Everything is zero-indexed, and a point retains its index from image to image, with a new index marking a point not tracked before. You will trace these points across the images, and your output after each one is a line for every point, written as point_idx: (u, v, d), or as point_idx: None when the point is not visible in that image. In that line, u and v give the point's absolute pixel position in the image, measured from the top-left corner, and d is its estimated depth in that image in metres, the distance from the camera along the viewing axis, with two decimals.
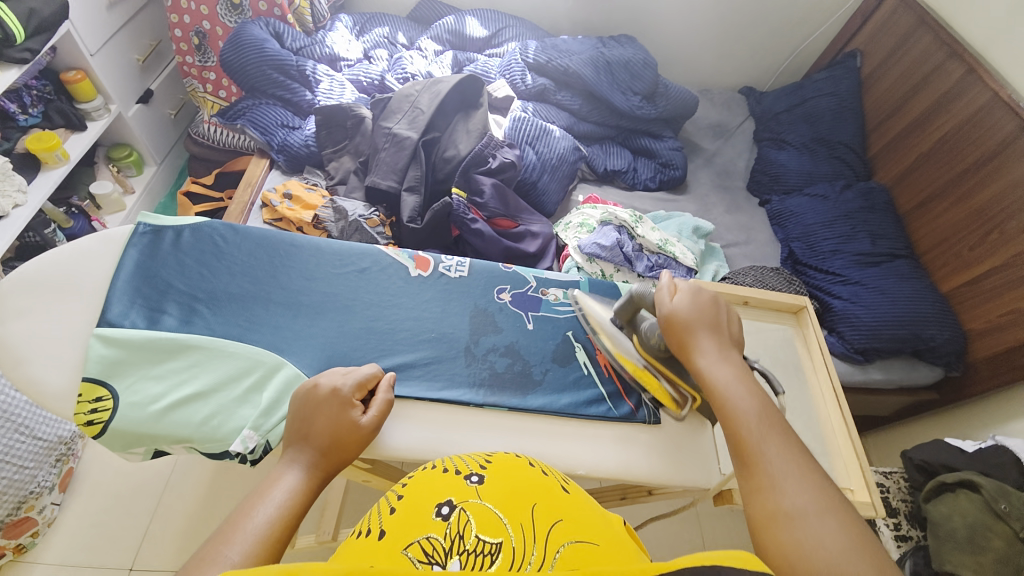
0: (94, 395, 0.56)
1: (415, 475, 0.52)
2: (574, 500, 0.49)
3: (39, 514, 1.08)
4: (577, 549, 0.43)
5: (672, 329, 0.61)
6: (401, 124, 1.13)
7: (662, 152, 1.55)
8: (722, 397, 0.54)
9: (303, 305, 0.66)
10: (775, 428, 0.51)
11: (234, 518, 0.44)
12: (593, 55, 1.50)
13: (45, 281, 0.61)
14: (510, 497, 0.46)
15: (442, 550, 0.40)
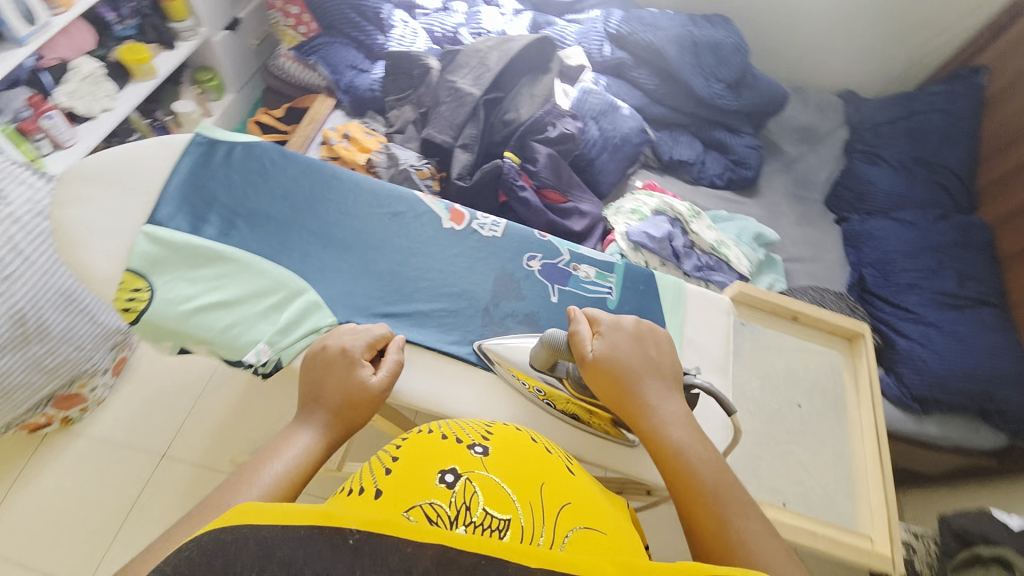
0: (133, 286, 0.59)
1: (410, 436, 0.54)
2: (577, 482, 0.51)
3: (90, 392, 1.20)
4: (585, 535, 0.44)
5: (607, 383, 0.56)
6: (466, 79, 1.11)
7: (737, 149, 1.44)
8: (675, 460, 0.52)
9: (334, 237, 0.67)
10: (735, 490, 0.49)
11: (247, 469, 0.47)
12: (681, 33, 1.40)
13: (105, 172, 0.64)
14: (516, 474, 0.47)
15: (448, 516, 0.42)
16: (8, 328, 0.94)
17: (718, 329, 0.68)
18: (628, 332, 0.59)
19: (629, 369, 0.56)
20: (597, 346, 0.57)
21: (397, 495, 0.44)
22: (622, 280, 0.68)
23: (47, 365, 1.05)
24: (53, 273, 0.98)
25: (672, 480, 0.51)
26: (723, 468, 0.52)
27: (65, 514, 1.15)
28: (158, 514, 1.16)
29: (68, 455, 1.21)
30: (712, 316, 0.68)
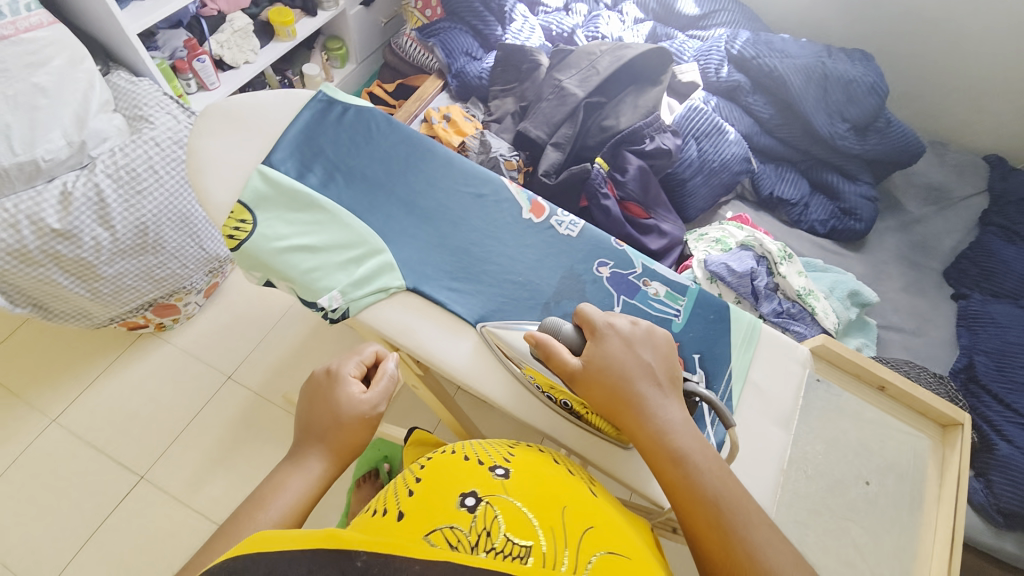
0: (240, 217, 0.65)
1: (432, 456, 0.61)
2: (597, 508, 0.56)
3: (183, 306, 1.34)
4: (607, 560, 0.48)
5: (602, 393, 0.55)
6: (572, 79, 1.11)
7: (849, 197, 1.31)
8: (676, 470, 0.52)
9: (418, 207, 0.70)
10: (738, 499, 0.49)
11: (244, 514, 0.52)
12: (811, 63, 1.30)
13: (237, 110, 0.70)
14: (536, 498, 0.53)
15: (468, 539, 0.46)
16: (131, 235, 1.06)
17: (789, 379, 0.60)
18: (622, 339, 0.57)
19: (623, 379, 0.55)
20: (590, 355, 0.57)
21: (420, 518, 0.49)
22: (692, 304, 0.62)
23: (155, 276, 1.16)
24: (176, 197, 1.10)
25: (672, 491, 0.52)
26: (725, 473, 0.52)
27: (140, 409, 1.28)
28: (215, 428, 1.28)
29: (153, 357, 1.35)
30: (781, 363, 0.60)
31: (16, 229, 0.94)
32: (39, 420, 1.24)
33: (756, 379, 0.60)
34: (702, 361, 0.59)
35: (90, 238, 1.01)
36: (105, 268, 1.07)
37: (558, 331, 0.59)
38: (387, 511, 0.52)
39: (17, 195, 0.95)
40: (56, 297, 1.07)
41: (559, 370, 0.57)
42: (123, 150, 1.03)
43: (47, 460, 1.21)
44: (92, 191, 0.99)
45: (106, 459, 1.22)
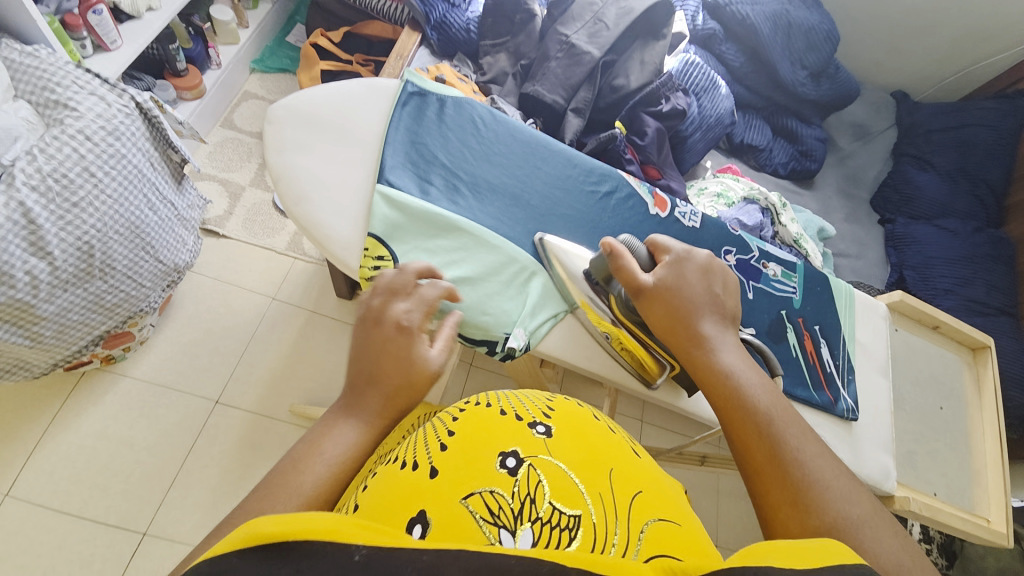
0: (378, 256, 0.63)
1: (466, 405, 0.45)
2: (648, 467, 0.41)
3: (138, 330, 1.10)
4: (661, 530, 0.35)
5: (666, 310, 0.56)
6: (580, 34, 1.04)
7: (806, 140, 1.45)
8: (726, 386, 0.50)
9: (551, 210, 0.71)
10: (794, 425, 0.46)
11: (282, 471, 0.40)
12: (776, 11, 1.37)
13: (326, 133, 0.69)
14: (589, 458, 0.38)
15: (511, 510, 0.33)
16: (73, 261, 0.82)
17: (879, 333, 0.77)
18: (694, 268, 0.59)
19: (691, 302, 0.56)
20: (661, 277, 0.58)
21: (455, 477, 0.35)
22: (805, 281, 0.75)
23: (106, 303, 0.92)
24: (123, 203, 0.87)
25: (722, 408, 0.49)
26: (778, 403, 0.48)
27: (117, 457, 1.08)
28: (217, 460, 1.12)
29: (113, 396, 1.13)
30: (872, 320, 0.77)
31: None
32: None
33: (860, 338, 0.75)
34: (822, 331, 0.73)
35: (24, 273, 0.77)
36: (46, 306, 0.82)
37: (632, 249, 0.61)
38: (416, 467, 0.37)
39: None
40: None
41: (626, 282, 0.59)
42: (43, 151, 0.78)
43: (11, 539, 0.99)
44: (17, 212, 0.75)
45: (93, 522, 1.03)
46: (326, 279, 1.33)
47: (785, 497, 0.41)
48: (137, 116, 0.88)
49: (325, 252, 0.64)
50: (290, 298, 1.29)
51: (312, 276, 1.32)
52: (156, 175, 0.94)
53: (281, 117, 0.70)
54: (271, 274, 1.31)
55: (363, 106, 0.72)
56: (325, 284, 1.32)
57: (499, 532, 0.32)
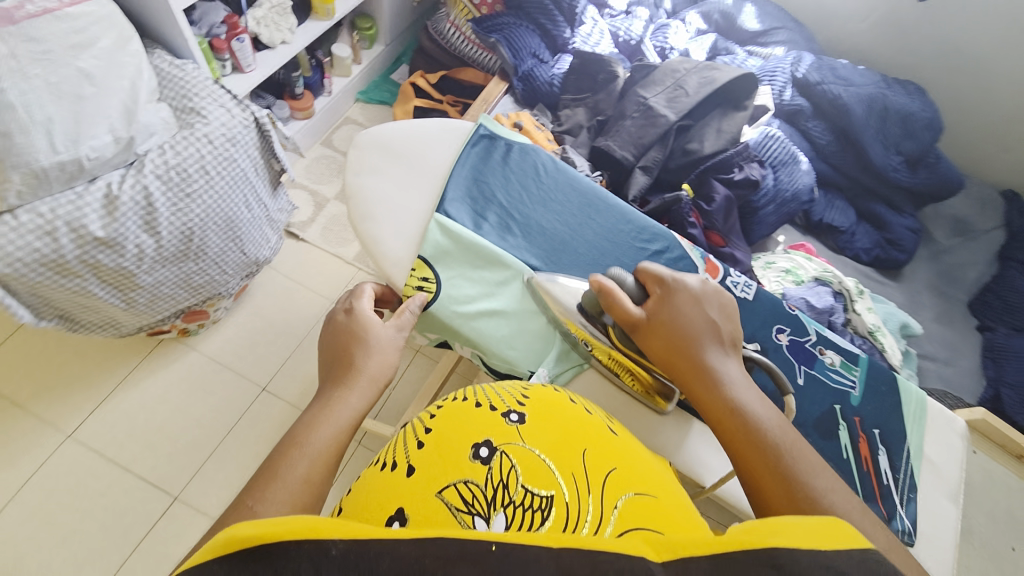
0: (422, 277, 0.68)
1: (444, 400, 0.51)
2: (622, 447, 0.47)
3: (212, 311, 1.21)
4: (636, 502, 0.41)
5: (663, 345, 0.56)
6: (659, 98, 1.07)
7: (895, 228, 1.35)
8: (737, 423, 0.51)
9: (597, 259, 0.72)
10: (807, 459, 0.47)
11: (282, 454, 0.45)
12: (872, 95, 1.33)
13: (401, 160, 0.75)
14: (557, 442, 0.44)
15: (485, 496, 0.39)
16: (175, 242, 0.94)
17: (954, 452, 0.68)
18: (686, 293, 0.59)
19: (688, 333, 0.56)
20: (653, 309, 0.58)
21: (431, 472, 0.40)
22: (866, 377, 0.69)
23: (193, 283, 1.04)
24: (225, 198, 0.99)
25: (734, 447, 0.50)
26: (790, 435, 0.50)
27: (168, 423, 1.18)
28: (252, 444, 1.18)
29: (179, 366, 1.24)
30: (947, 436, 0.68)
31: (53, 236, 0.81)
32: (51, 436, 1.12)
33: (928, 453, 0.67)
34: (882, 436, 0.66)
35: (134, 246, 0.89)
36: (145, 277, 0.94)
37: (620, 281, 0.61)
38: (395, 466, 0.43)
39: (54, 198, 0.82)
40: (87, 308, 0.94)
41: (620, 318, 0.59)
42: (172, 147, 0.92)
43: (63, 479, 1.09)
44: (140, 194, 0.88)
45: (135, 478, 1.12)
46: None
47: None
48: (252, 128, 1.01)
49: (378, 267, 0.70)
50: None
51: None
52: (257, 179, 1.06)
53: (366, 140, 0.77)
54: (336, 280, 1.41)
55: (438, 141, 0.78)
56: None
57: (473, 519, 0.37)
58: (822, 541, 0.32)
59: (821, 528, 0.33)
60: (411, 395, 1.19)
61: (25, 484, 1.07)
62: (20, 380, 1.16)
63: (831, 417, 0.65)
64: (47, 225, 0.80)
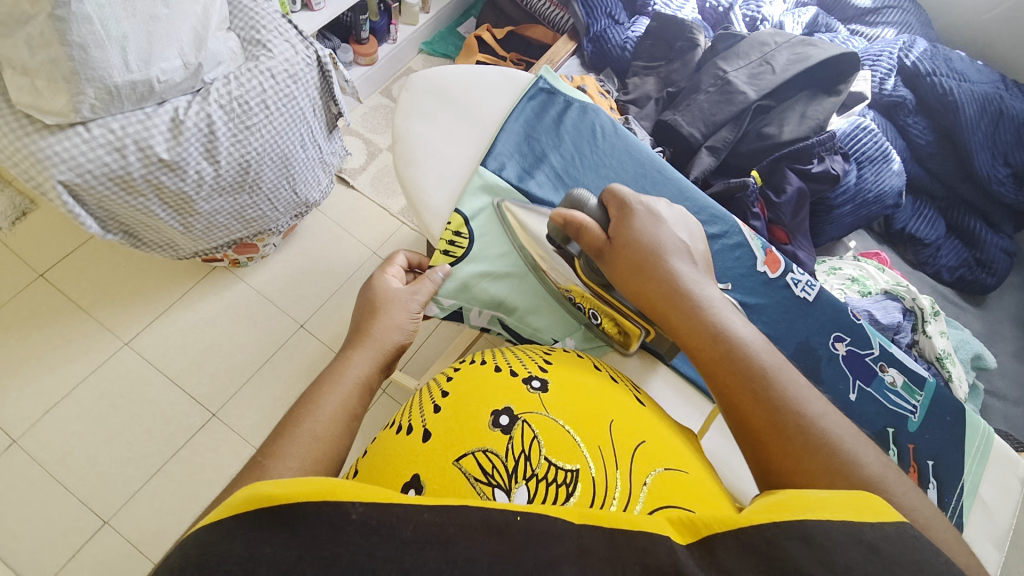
0: (456, 230, 0.66)
1: (459, 366, 0.51)
2: (648, 419, 0.45)
3: (262, 246, 1.26)
4: (667, 477, 0.39)
5: (630, 269, 0.53)
6: (740, 73, 0.97)
7: (989, 249, 1.17)
8: (716, 346, 0.47)
9: None
10: (787, 376, 0.44)
11: (291, 421, 0.45)
12: (988, 95, 1.17)
13: (453, 108, 0.73)
14: (581, 413, 0.41)
15: (505, 468, 0.37)
16: (233, 172, 0.97)
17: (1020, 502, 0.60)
18: (650, 217, 0.56)
19: (653, 248, 0.53)
20: (616, 234, 0.56)
21: (448, 439, 0.39)
22: (930, 404, 0.62)
23: (247, 216, 1.07)
24: (282, 135, 1.00)
25: (712, 372, 0.46)
26: (769, 351, 0.47)
27: (213, 344, 1.26)
28: (286, 376, 1.25)
29: (229, 293, 1.31)
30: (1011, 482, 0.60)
31: (122, 152, 0.85)
32: (110, 342, 1.22)
33: (984, 496, 0.60)
34: (936, 469, 0.60)
35: (194, 172, 0.92)
36: (203, 204, 0.98)
37: (582, 205, 0.59)
38: (411, 431, 0.42)
39: (124, 115, 0.86)
40: (149, 227, 0.99)
41: (588, 245, 0.57)
42: (237, 78, 0.94)
43: (118, 382, 1.19)
44: (203, 121, 0.91)
45: (180, 391, 1.20)
46: (422, 248, 1.41)
47: (790, 462, 0.40)
48: (314, 67, 1.02)
49: (416, 216, 0.69)
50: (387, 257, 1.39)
51: (412, 243, 1.42)
52: (314, 120, 1.07)
53: (419, 79, 0.74)
54: (379, 230, 1.42)
55: (495, 93, 0.75)
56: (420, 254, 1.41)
57: (493, 490, 0.36)
58: (854, 512, 0.32)
59: (842, 501, 0.32)
60: (438, 352, 1.21)
61: (86, 381, 1.18)
62: (90, 287, 1.26)
63: (883, 440, 0.60)
64: (117, 142, 0.84)
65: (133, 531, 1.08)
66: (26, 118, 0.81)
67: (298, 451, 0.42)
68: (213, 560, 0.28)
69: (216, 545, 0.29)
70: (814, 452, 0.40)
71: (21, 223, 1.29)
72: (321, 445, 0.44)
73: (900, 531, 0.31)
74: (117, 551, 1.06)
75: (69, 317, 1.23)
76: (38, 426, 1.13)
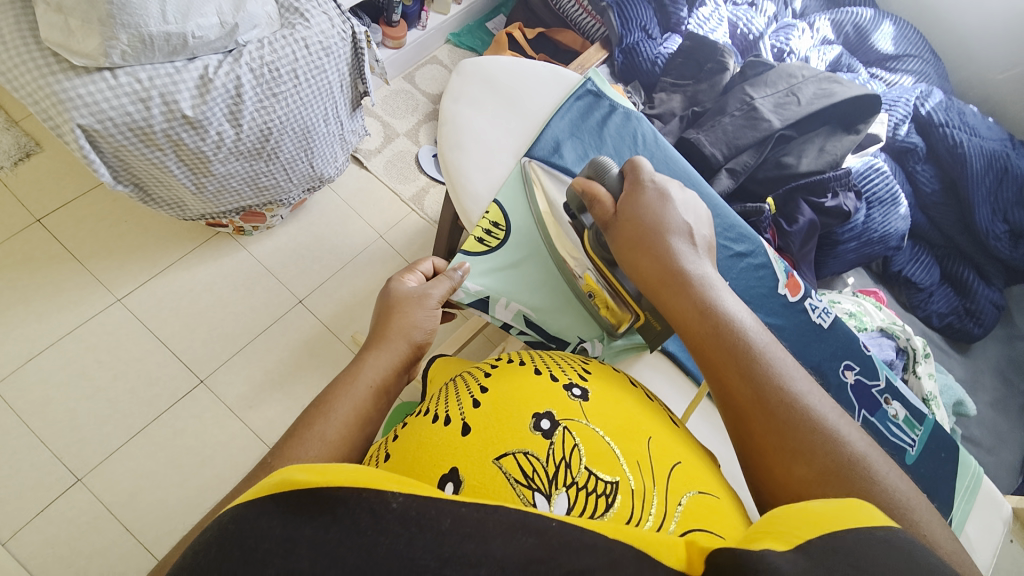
0: (494, 221, 0.67)
1: (497, 362, 0.51)
2: (680, 441, 0.46)
3: (269, 216, 1.24)
4: (698, 502, 0.40)
5: (632, 245, 0.55)
6: (767, 101, 0.99)
7: (980, 299, 1.21)
8: (705, 323, 0.48)
9: None
10: (774, 359, 0.44)
11: (303, 424, 0.45)
12: (995, 152, 1.21)
13: (501, 99, 0.74)
14: (620, 427, 0.42)
15: (545, 472, 0.38)
16: (252, 137, 0.95)
17: (1001, 542, 0.63)
18: (658, 193, 0.57)
19: (651, 223, 0.55)
20: (621, 207, 0.58)
21: (488, 436, 0.40)
22: (928, 439, 0.65)
23: (260, 184, 1.06)
24: (307, 107, 1.00)
25: (699, 347, 0.47)
26: (760, 331, 0.47)
27: (209, 310, 1.24)
28: (279, 350, 1.23)
29: (230, 261, 1.29)
30: (994, 521, 0.63)
31: (147, 104, 0.84)
32: (103, 296, 1.19)
33: (970, 533, 0.62)
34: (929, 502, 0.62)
35: (215, 132, 0.91)
36: (219, 166, 0.96)
37: (602, 174, 0.61)
38: (449, 421, 0.42)
39: (153, 66, 0.85)
40: (161, 182, 0.97)
41: (598, 220, 0.59)
42: (270, 44, 0.93)
43: (105, 338, 1.16)
44: (232, 83, 0.90)
45: (169, 353, 1.18)
46: (429, 238, 1.41)
47: (772, 436, 0.41)
48: (348, 42, 1.02)
49: (456, 200, 0.69)
50: (394, 242, 1.39)
51: (420, 231, 1.41)
52: (340, 95, 1.07)
53: (470, 67, 0.76)
54: (388, 215, 1.42)
55: (541, 88, 0.76)
56: (427, 243, 1.40)
57: (534, 494, 0.37)
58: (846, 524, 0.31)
59: (833, 506, 0.32)
60: (436, 342, 1.20)
61: (73, 333, 1.15)
62: (88, 238, 1.23)
63: None
64: (143, 92, 0.83)
65: (106, 491, 1.05)
66: (53, 56, 0.79)
67: (311, 454, 0.42)
68: (251, 539, 0.28)
69: (253, 522, 0.29)
70: None
71: (24, 164, 1.25)
72: (335, 448, 0.43)
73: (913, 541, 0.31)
74: (88, 509, 1.03)
75: (62, 266, 1.20)
76: (18, 374, 1.10)
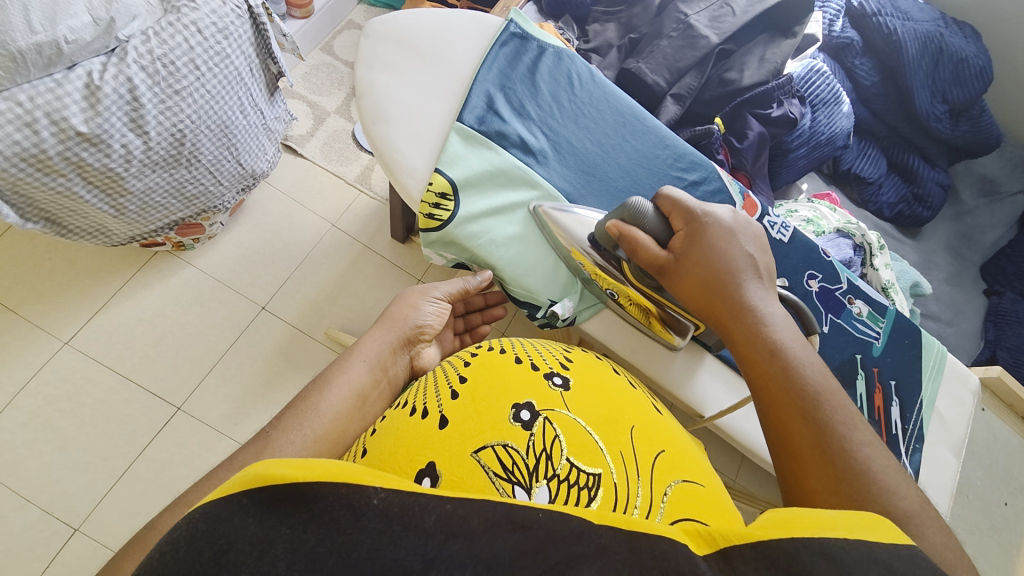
0: (440, 193, 0.64)
1: (476, 351, 0.51)
2: (664, 427, 0.47)
3: (208, 226, 1.16)
4: (681, 489, 0.40)
5: (697, 283, 0.53)
6: (701, 16, 0.95)
7: (925, 183, 1.25)
8: (774, 363, 0.46)
9: (627, 183, 0.69)
10: (842, 407, 0.43)
11: (307, 394, 0.52)
12: (929, 33, 1.21)
13: (421, 58, 0.69)
14: (602, 416, 0.43)
15: (525, 464, 0.38)
16: (165, 145, 0.87)
17: (965, 408, 0.68)
18: (720, 228, 0.55)
19: (718, 263, 0.53)
20: (683, 245, 0.55)
21: (466, 429, 0.40)
22: (891, 330, 0.68)
23: (187, 193, 0.98)
24: (217, 100, 0.90)
25: (765, 386, 0.46)
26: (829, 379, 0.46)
27: (167, 336, 1.17)
28: (253, 361, 1.19)
29: (177, 280, 1.21)
30: (959, 392, 0.68)
31: (34, 128, 0.74)
32: (48, 342, 1.11)
33: (939, 408, 0.67)
34: (898, 388, 0.66)
35: (120, 146, 0.82)
36: (134, 182, 0.88)
37: (641, 218, 0.58)
38: (426, 414, 0.42)
39: (32, 85, 0.75)
40: (74, 212, 0.88)
41: (646, 257, 0.57)
42: (157, 34, 0.82)
43: (63, 385, 1.10)
44: (124, 86, 0.80)
45: (136, 387, 1.13)
46: (384, 217, 1.35)
47: (828, 481, 0.40)
48: (246, 20, 0.92)
49: (392, 176, 0.65)
50: (348, 229, 1.32)
51: (373, 212, 1.35)
52: (251, 80, 0.97)
53: (377, 25, 0.69)
54: (337, 201, 1.34)
55: (462, 39, 0.71)
56: (383, 223, 1.34)
57: (513, 487, 0.36)
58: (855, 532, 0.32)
59: (853, 521, 0.33)
60: None
61: (27, 387, 1.08)
62: (15, 284, 1.14)
63: (851, 367, 0.65)
64: (26, 116, 0.73)
65: (108, 535, 1.03)
66: None
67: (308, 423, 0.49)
68: (224, 539, 0.27)
69: (229, 522, 0.28)
70: (798, 391, 0.44)
71: None
72: (330, 416, 0.50)
73: (911, 552, 0.32)
74: (92, 556, 1.01)
75: None
76: None
